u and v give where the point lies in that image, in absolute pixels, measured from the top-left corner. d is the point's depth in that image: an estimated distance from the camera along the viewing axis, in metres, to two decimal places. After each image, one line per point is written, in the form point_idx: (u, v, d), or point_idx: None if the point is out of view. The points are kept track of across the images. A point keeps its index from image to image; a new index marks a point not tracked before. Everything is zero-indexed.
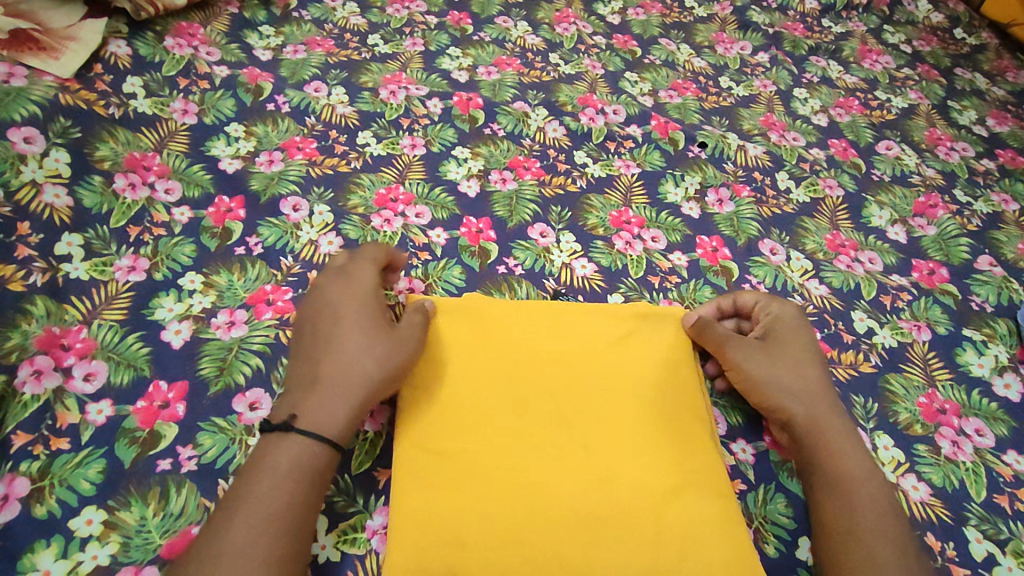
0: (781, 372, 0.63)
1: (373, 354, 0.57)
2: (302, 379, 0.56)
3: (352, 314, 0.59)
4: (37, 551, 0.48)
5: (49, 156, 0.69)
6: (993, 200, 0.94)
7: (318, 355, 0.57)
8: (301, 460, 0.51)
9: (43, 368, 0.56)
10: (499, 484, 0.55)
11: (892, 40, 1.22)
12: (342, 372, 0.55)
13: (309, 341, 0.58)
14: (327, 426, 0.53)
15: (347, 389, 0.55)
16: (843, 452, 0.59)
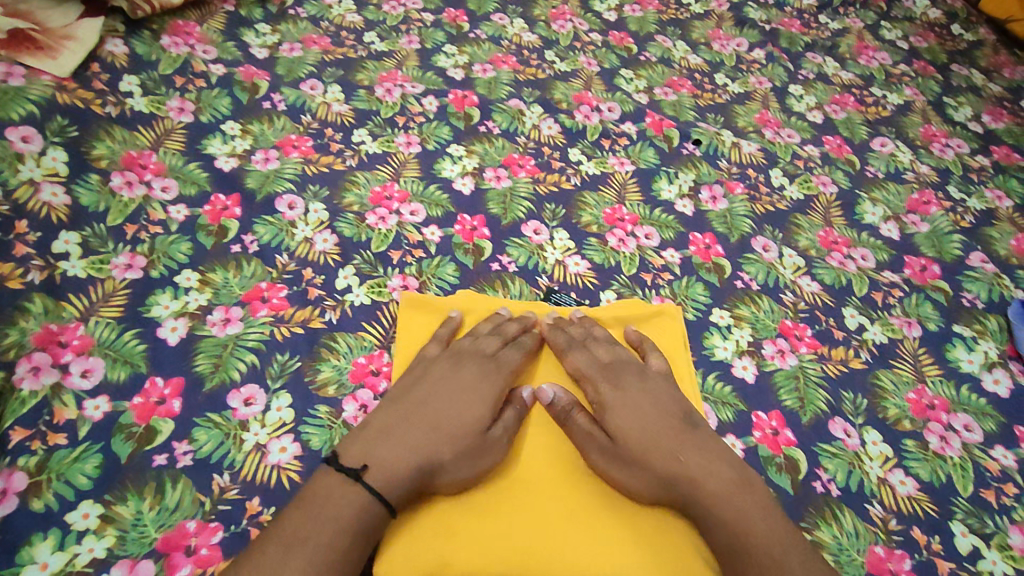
0: (633, 451, 0.57)
1: (460, 441, 0.56)
2: (390, 434, 0.55)
3: (466, 399, 0.59)
4: (34, 544, 0.49)
5: (46, 154, 0.70)
6: (987, 196, 0.94)
7: (413, 421, 0.56)
8: (359, 511, 0.51)
9: (41, 364, 0.57)
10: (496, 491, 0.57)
11: (889, 37, 1.22)
12: (425, 445, 0.55)
13: (414, 396, 0.59)
14: (387, 491, 0.52)
15: (419, 461, 0.54)
16: (733, 507, 0.54)
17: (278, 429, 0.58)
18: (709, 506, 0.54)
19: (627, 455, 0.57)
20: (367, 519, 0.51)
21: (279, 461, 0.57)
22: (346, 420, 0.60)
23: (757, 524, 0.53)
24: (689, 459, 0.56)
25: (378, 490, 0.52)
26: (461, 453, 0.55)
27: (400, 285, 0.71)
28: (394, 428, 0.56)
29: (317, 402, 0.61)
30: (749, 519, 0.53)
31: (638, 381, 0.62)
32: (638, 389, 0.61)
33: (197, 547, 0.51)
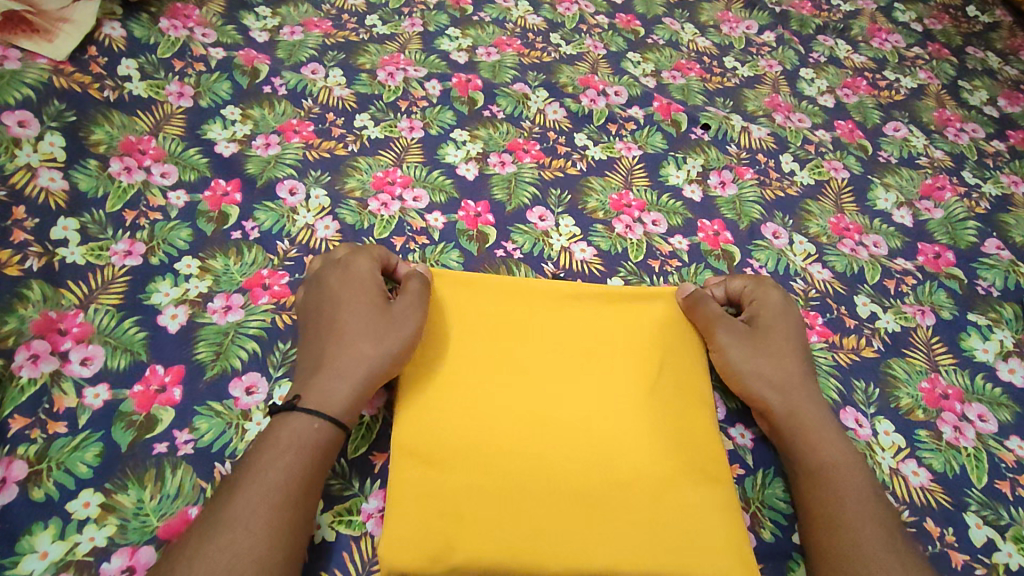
0: (753, 346, 0.64)
1: (374, 336, 0.57)
2: (307, 363, 0.57)
3: (353, 301, 0.60)
4: (33, 533, 0.49)
5: (43, 139, 0.69)
6: (1002, 181, 0.92)
7: (318, 345, 0.58)
8: (304, 435, 0.52)
9: (39, 352, 0.56)
10: (504, 479, 0.54)
11: (903, 19, 1.20)
12: (343, 354, 0.56)
13: (314, 324, 0.60)
14: (331, 404, 0.54)
15: (344, 370, 0.55)
16: (821, 429, 0.60)
17: None
18: (800, 422, 0.60)
19: (748, 349, 0.63)
20: (313, 440, 0.52)
21: None
22: None
23: (835, 458, 0.58)
24: (795, 374, 0.62)
25: (318, 407, 0.53)
26: (382, 344, 0.57)
27: None
28: (308, 357, 0.57)
29: None
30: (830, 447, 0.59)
31: (767, 357, 0.63)
32: (776, 310, 0.66)
33: None
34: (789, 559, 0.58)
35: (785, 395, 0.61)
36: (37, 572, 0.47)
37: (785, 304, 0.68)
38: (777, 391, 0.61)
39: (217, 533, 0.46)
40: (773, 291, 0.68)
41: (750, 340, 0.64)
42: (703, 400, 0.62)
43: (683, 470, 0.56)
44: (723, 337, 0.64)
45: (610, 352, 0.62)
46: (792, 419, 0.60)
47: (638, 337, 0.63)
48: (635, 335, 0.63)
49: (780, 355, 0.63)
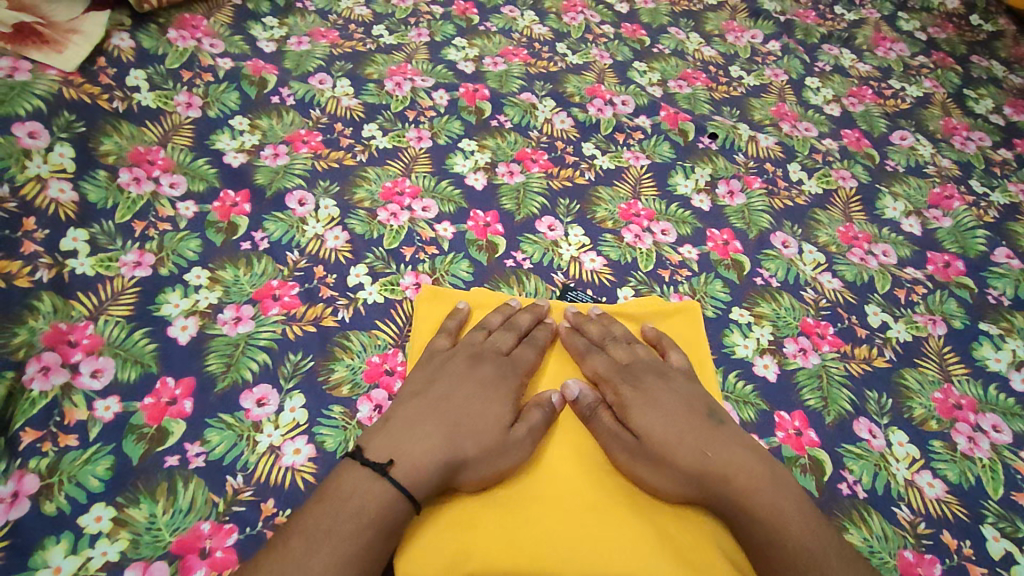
0: (654, 447, 0.55)
1: (483, 436, 0.54)
2: (407, 427, 0.54)
3: (486, 396, 0.57)
4: (46, 548, 0.48)
5: (53, 150, 0.69)
6: (1010, 190, 0.92)
7: (430, 412, 0.55)
8: (386, 510, 0.49)
9: (50, 364, 0.56)
10: (515, 503, 0.54)
11: (906, 28, 1.20)
12: (442, 439, 0.53)
13: (430, 397, 0.56)
14: (416, 487, 0.51)
15: (438, 455, 0.52)
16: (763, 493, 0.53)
17: (292, 429, 0.57)
18: (736, 494, 0.53)
19: (651, 453, 0.55)
20: (391, 518, 0.49)
21: (293, 462, 0.55)
22: (360, 421, 0.59)
23: (791, 518, 0.52)
24: (715, 445, 0.55)
25: (406, 487, 0.50)
26: (486, 448, 0.54)
27: (413, 283, 0.69)
28: (414, 421, 0.54)
29: (331, 402, 0.59)
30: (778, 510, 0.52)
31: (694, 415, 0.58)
32: (640, 397, 0.58)
33: (212, 550, 0.50)
34: None
35: (709, 481, 0.53)
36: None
37: (639, 382, 0.60)
38: (709, 477, 0.53)
39: None
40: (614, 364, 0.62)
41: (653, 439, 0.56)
42: None
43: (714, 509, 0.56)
44: (618, 449, 0.56)
45: None
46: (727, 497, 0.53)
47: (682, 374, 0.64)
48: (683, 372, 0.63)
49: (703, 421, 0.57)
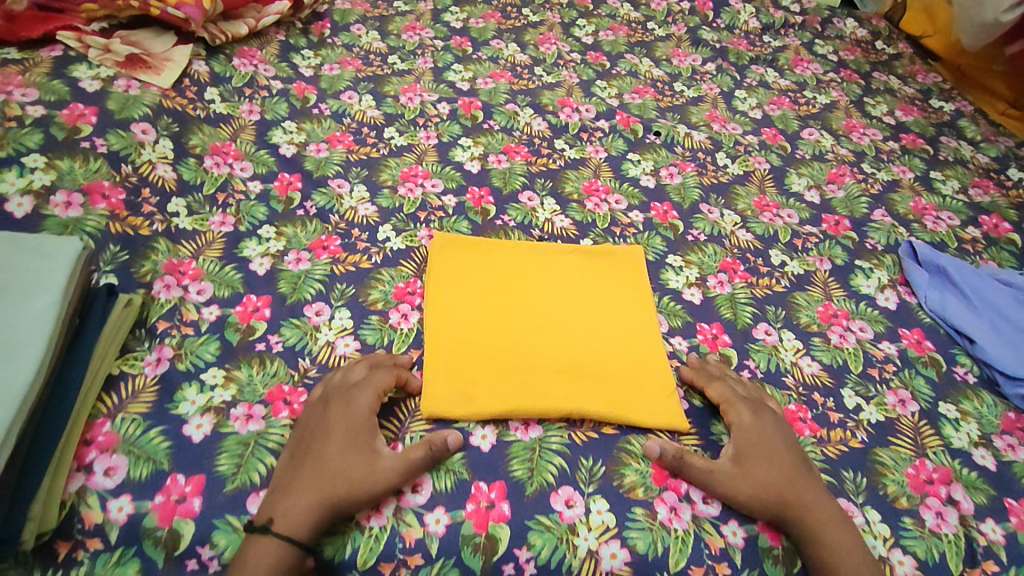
0: (748, 475, 0.66)
1: (347, 479, 0.61)
2: (287, 481, 0.62)
3: (346, 442, 0.64)
4: (184, 388, 0.69)
5: (158, 143, 0.92)
6: (894, 171, 1.17)
7: (308, 462, 0.63)
8: (278, 557, 0.57)
9: (170, 284, 0.79)
10: (506, 362, 0.74)
11: (821, 52, 1.48)
12: (310, 489, 0.61)
13: (300, 449, 0.64)
14: (297, 529, 0.59)
15: (314, 500, 0.60)
16: (834, 534, 0.64)
17: (342, 330, 0.78)
18: (813, 528, 0.64)
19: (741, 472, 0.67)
20: (284, 559, 0.58)
21: (345, 351, 0.76)
22: (392, 324, 0.79)
23: (855, 563, 0.62)
24: (804, 487, 0.66)
25: (286, 533, 0.58)
26: (350, 489, 0.61)
27: (427, 235, 0.92)
28: (295, 476, 0.62)
29: (370, 315, 0.80)
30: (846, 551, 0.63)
31: (770, 445, 0.69)
32: (754, 426, 0.71)
33: (292, 401, 0.70)
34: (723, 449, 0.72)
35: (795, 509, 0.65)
36: (190, 412, 0.67)
37: (758, 412, 0.72)
38: (795, 506, 0.65)
39: None
40: (742, 405, 0.72)
41: (742, 463, 0.68)
42: (657, 322, 0.83)
43: (644, 365, 0.77)
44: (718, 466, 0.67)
45: (600, 294, 0.84)
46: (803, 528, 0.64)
47: (622, 285, 0.86)
48: (622, 284, 0.86)
49: (780, 457, 0.68)
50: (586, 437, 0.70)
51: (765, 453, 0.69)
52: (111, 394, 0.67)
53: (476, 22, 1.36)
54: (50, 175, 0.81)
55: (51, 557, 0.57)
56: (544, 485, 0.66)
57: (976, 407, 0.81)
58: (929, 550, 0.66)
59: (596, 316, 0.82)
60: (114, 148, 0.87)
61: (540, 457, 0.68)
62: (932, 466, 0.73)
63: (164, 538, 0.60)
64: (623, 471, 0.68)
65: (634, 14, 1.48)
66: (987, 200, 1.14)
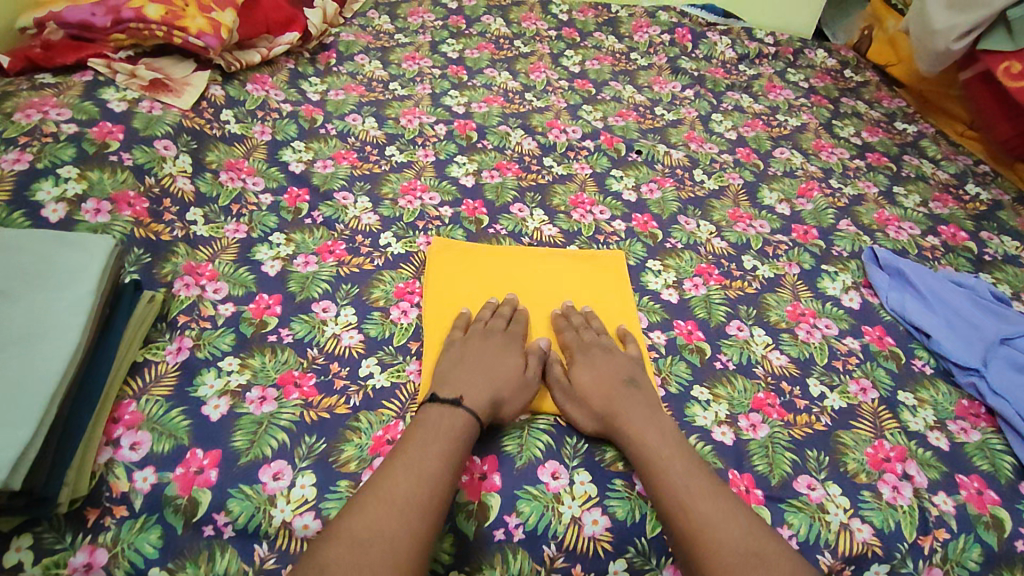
0: (591, 407, 0.74)
1: (514, 382, 0.75)
2: (465, 379, 0.74)
3: (505, 354, 0.78)
4: (203, 374, 0.75)
5: (178, 158, 1.00)
6: (859, 186, 1.26)
7: (478, 367, 0.75)
8: (464, 430, 0.68)
9: (189, 283, 0.86)
10: None
11: (793, 79, 1.58)
12: (490, 382, 0.73)
13: (467, 359, 0.77)
14: (479, 412, 0.70)
15: (495, 389, 0.73)
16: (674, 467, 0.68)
17: (347, 325, 0.84)
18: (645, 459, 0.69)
19: (579, 399, 0.76)
20: (467, 436, 0.68)
21: (350, 342, 0.82)
22: (393, 319, 0.86)
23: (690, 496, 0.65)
24: (639, 425, 0.72)
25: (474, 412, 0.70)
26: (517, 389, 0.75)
27: (425, 242, 0.99)
28: (472, 377, 0.74)
29: (373, 311, 0.87)
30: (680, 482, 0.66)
31: (599, 381, 0.76)
32: (594, 369, 0.78)
33: (302, 384, 0.77)
34: (700, 433, 0.78)
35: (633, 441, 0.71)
36: (208, 395, 0.73)
37: (594, 356, 0.80)
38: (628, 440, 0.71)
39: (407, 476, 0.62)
40: (588, 347, 0.81)
41: (590, 396, 0.75)
42: (637, 318, 0.90)
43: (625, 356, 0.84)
44: (558, 397, 0.77)
45: (583, 293, 0.92)
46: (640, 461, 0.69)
47: (605, 284, 0.94)
48: (604, 284, 0.94)
49: (618, 393, 0.75)
50: (570, 419, 0.76)
51: (603, 388, 0.75)
52: (135, 379, 0.73)
53: (471, 52, 1.46)
54: (82, 185, 0.89)
55: (81, 522, 0.63)
56: (532, 459, 0.72)
57: (932, 395, 0.87)
58: (885, 519, 0.72)
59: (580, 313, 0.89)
60: (139, 162, 0.95)
61: (529, 434, 0.74)
62: (889, 445, 0.79)
63: (183, 505, 0.65)
64: (604, 447, 0.74)
65: (619, 45, 1.59)
66: (947, 212, 1.22)
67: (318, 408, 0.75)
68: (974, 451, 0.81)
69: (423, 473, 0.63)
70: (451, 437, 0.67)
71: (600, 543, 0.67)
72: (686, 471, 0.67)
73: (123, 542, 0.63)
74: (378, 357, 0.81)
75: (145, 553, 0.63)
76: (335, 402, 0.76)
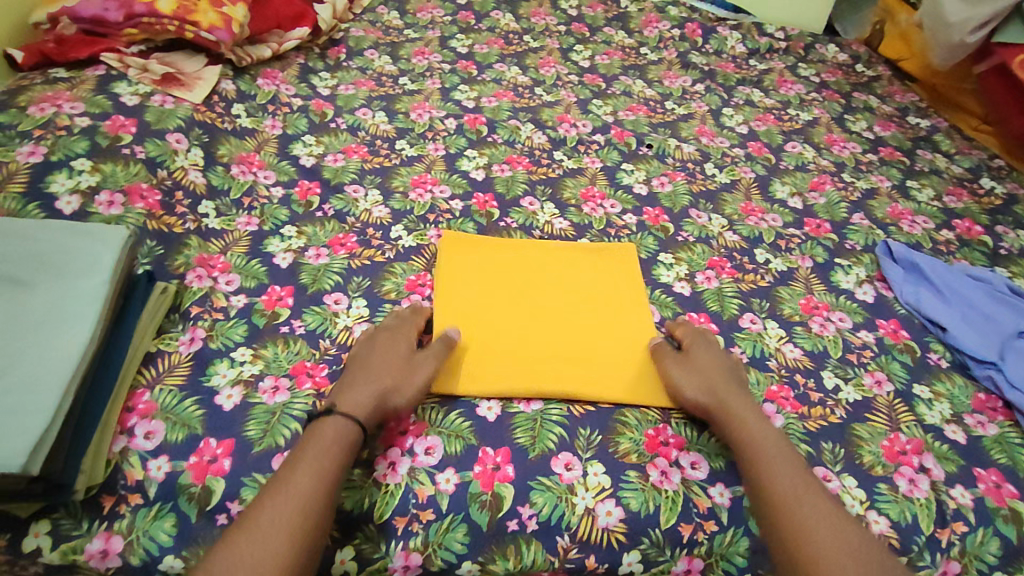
0: (707, 381, 0.75)
1: (400, 373, 0.73)
2: (346, 384, 0.72)
3: (387, 348, 0.76)
4: (215, 364, 0.75)
5: (190, 151, 1.00)
6: (872, 180, 1.24)
7: (358, 368, 0.73)
8: (340, 431, 0.66)
9: (201, 275, 0.86)
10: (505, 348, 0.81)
11: (805, 74, 1.57)
12: (369, 380, 0.71)
13: (349, 362, 0.75)
14: (358, 410, 0.68)
15: (380, 384, 0.71)
16: (784, 464, 0.68)
17: (359, 317, 0.84)
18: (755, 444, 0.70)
19: (693, 371, 0.76)
20: (348, 439, 0.66)
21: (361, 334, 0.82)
22: None
23: (797, 494, 0.66)
24: (750, 413, 0.73)
25: (351, 412, 0.67)
26: (403, 378, 0.72)
27: (436, 235, 0.99)
28: (355, 379, 0.72)
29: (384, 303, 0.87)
30: (789, 476, 0.67)
31: (712, 365, 0.78)
32: (712, 355, 0.79)
33: (314, 374, 0.77)
34: None
35: (742, 424, 0.72)
36: (221, 385, 0.73)
37: (714, 345, 0.81)
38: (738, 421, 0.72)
39: (284, 500, 0.60)
40: (707, 336, 0.82)
41: (704, 373, 0.76)
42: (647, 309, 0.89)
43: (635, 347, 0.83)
44: (671, 366, 0.78)
45: (592, 286, 0.91)
46: (748, 444, 0.70)
47: (613, 276, 0.93)
48: (613, 277, 0.93)
49: (734, 383, 0.76)
50: (583, 410, 0.76)
51: (719, 373, 0.77)
52: (149, 368, 0.73)
53: (480, 47, 1.46)
54: (95, 177, 0.89)
55: (97, 510, 0.63)
56: (546, 451, 0.71)
57: (949, 389, 0.86)
58: (902, 512, 0.72)
59: (589, 305, 0.88)
60: (152, 155, 0.95)
61: (542, 426, 0.73)
62: (906, 438, 0.79)
63: (197, 494, 0.65)
64: (618, 439, 0.73)
65: (628, 40, 1.58)
66: (961, 206, 1.21)
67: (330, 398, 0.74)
68: (992, 445, 0.80)
69: (300, 492, 0.60)
70: (330, 442, 0.65)
71: (614, 534, 0.67)
72: (796, 471, 0.68)
73: (139, 530, 0.63)
74: None
75: (160, 541, 0.63)
76: None
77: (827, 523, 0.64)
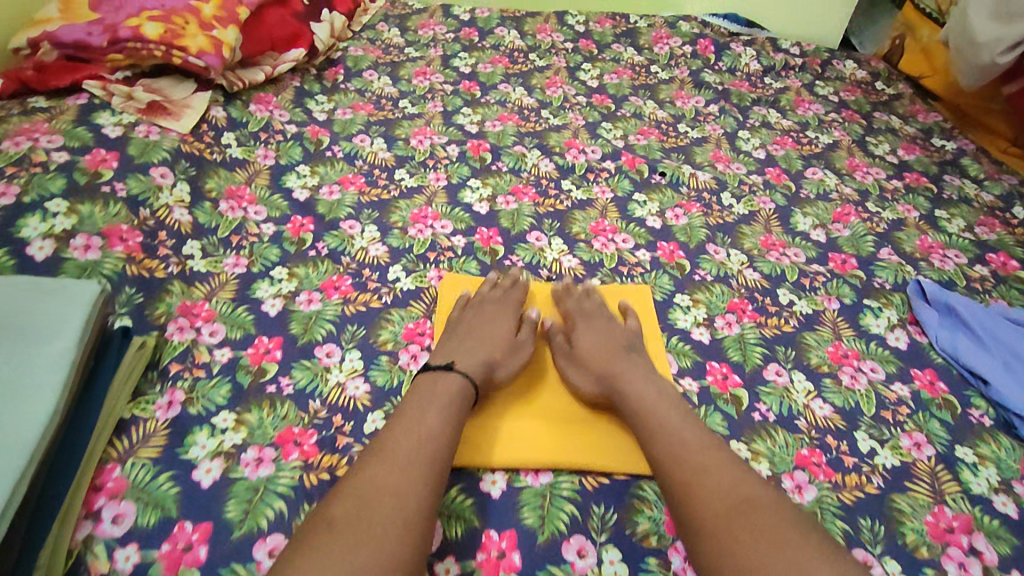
0: (590, 366, 0.76)
1: (504, 347, 0.77)
2: (454, 351, 0.75)
3: (490, 321, 0.80)
4: (194, 433, 0.69)
5: (175, 187, 0.94)
6: (899, 210, 1.17)
7: (466, 338, 0.77)
8: (460, 392, 0.69)
9: (183, 326, 0.80)
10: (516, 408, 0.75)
11: (822, 93, 1.51)
12: (478, 348, 0.75)
13: (454, 333, 0.79)
14: (473, 375, 0.72)
15: (486, 356, 0.75)
16: (674, 426, 0.67)
17: (353, 373, 0.78)
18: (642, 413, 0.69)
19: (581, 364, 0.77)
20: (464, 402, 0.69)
21: (355, 393, 0.76)
22: (402, 365, 0.80)
23: (686, 452, 0.64)
24: (633, 383, 0.72)
25: (468, 375, 0.71)
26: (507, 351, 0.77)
27: (437, 276, 0.93)
28: (463, 348, 0.75)
29: (381, 355, 0.81)
30: (679, 436, 0.66)
31: (597, 345, 0.78)
32: (597, 336, 0.79)
33: (302, 443, 0.70)
34: None
35: (630, 398, 0.71)
36: (200, 457, 0.68)
37: (597, 322, 0.81)
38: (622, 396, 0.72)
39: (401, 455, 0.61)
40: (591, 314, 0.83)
41: (586, 357, 0.77)
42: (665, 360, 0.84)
43: None
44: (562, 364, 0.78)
45: None
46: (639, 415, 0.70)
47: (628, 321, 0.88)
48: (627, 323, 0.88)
49: (621, 356, 0.76)
50: (597, 483, 0.69)
51: (602, 350, 0.77)
52: (121, 438, 0.67)
53: (484, 67, 1.40)
54: (71, 219, 0.83)
55: None
56: (555, 534, 0.65)
57: (994, 451, 0.80)
58: None
59: None
60: (133, 192, 0.89)
61: (551, 504, 0.67)
62: (951, 513, 0.72)
63: None
64: (635, 518, 0.67)
65: (638, 58, 1.52)
66: (994, 237, 1.14)
67: (319, 470, 0.68)
68: None
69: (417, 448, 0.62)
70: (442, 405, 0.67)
71: None
72: (687, 429, 0.67)
73: None
74: (384, 410, 0.75)
75: None
76: (337, 462, 0.69)
77: (720, 477, 0.61)
